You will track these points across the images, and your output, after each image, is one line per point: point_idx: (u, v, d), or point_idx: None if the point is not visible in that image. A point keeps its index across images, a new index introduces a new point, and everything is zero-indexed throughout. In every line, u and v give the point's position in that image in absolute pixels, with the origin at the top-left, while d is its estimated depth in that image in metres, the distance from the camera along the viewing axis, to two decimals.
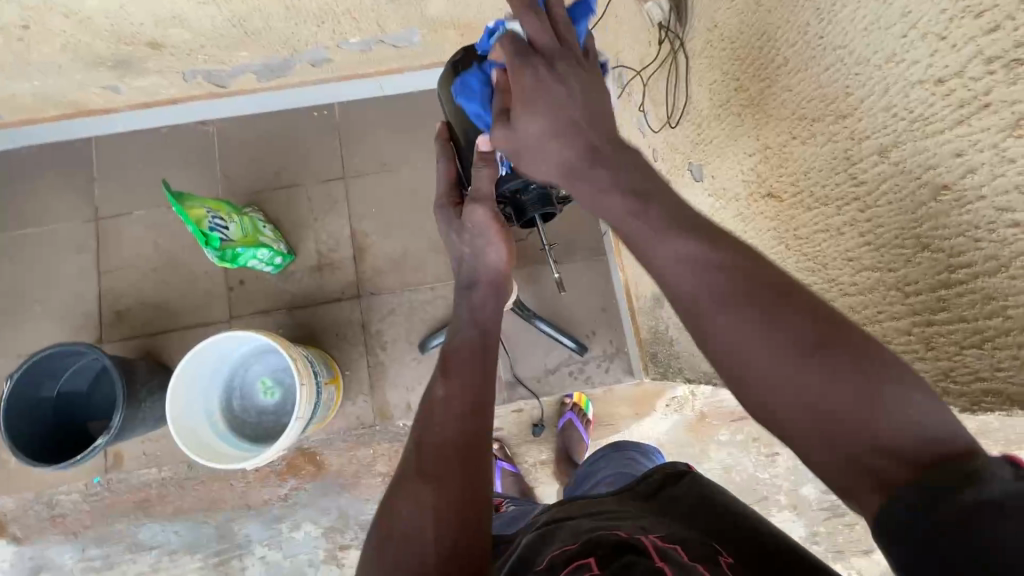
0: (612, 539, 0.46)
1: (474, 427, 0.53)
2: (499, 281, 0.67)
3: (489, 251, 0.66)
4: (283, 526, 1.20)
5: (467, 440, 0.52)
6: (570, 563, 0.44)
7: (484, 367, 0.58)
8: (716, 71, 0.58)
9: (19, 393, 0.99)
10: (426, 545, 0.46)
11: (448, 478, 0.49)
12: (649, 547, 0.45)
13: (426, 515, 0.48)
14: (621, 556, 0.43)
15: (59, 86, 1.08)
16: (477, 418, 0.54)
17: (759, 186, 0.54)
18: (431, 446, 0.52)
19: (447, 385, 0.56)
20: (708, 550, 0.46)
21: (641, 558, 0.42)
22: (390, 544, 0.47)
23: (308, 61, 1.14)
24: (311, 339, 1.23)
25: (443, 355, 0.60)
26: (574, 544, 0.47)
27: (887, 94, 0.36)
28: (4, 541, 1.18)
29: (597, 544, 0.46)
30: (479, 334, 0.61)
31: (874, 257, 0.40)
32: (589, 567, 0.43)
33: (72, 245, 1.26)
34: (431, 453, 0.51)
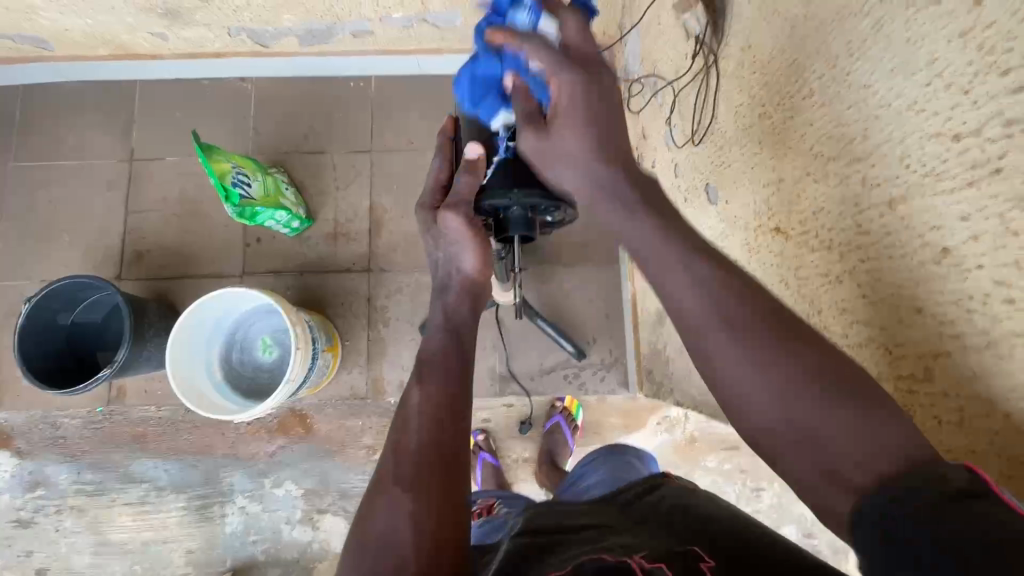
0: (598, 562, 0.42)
1: (453, 434, 0.51)
2: (473, 286, 0.67)
3: (463, 260, 0.66)
4: (266, 481, 1.23)
5: (447, 450, 0.50)
6: None
7: (460, 369, 0.57)
8: (744, 94, 0.56)
9: (36, 316, 1.04)
10: (398, 551, 0.44)
11: (425, 485, 0.47)
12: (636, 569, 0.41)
13: (403, 519, 0.45)
14: None
15: (110, 27, 1.11)
16: (456, 425, 0.52)
17: (768, 219, 0.52)
18: (409, 455, 0.49)
19: (423, 392, 0.54)
20: (687, 559, 0.43)
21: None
22: (368, 552, 0.45)
23: (350, 31, 1.15)
24: (317, 304, 1.25)
25: (419, 362, 0.58)
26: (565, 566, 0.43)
27: (902, 143, 0.34)
28: (8, 453, 1.24)
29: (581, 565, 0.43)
30: (452, 337, 0.60)
31: (867, 311, 0.38)
32: None
33: (105, 181, 1.30)
34: (409, 462, 0.49)
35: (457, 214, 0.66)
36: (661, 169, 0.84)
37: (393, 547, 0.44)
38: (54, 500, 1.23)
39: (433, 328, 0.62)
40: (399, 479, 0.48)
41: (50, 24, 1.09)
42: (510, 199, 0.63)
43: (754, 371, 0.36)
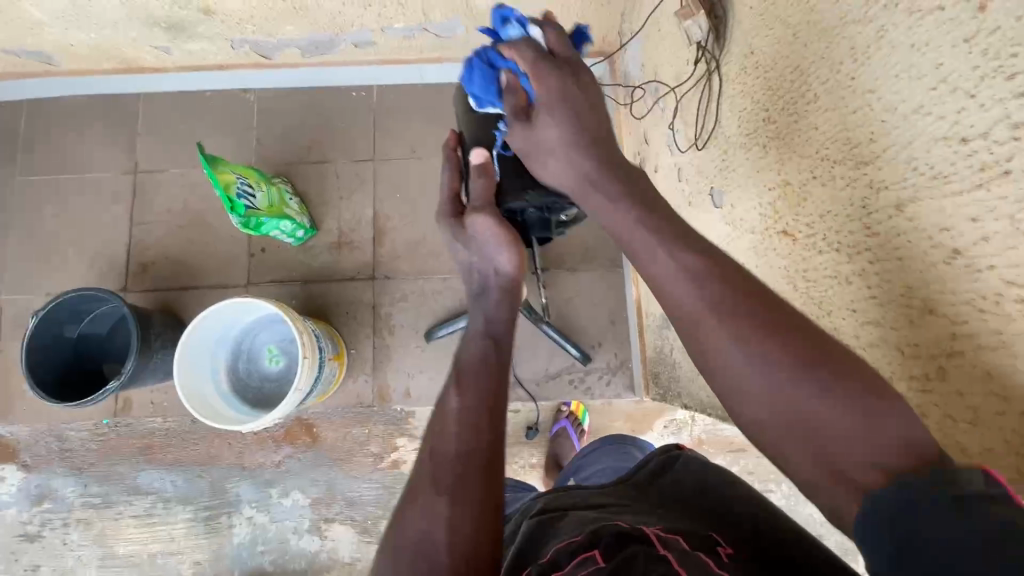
0: (613, 530, 0.47)
1: (490, 437, 0.52)
2: (511, 289, 0.66)
3: (499, 260, 0.66)
4: (273, 491, 1.23)
5: (482, 452, 0.50)
6: (575, 556, 0.46)
7: (500, 378, 0.57)
8: (747, 99, 0.56)
9: (42, 328, 1.04)
10: (433, 552, 0.45)
11: (464, 489, 0.48)
12: (651, 535, 0.46)
13: (441, 520, 0.46)
14: (625, 547, 0.44)
15: (115, 41, 1.12)
16: (494, 429, 0.52)
17: (775, 222, 0.53)
18: (444, 457, 0.50)
19: (461, 396, 0.55)
20: (708, 541, 0.46)
21: (645, 547, 0.43)
22: (404, 554, 0.45)
23: (352, 42, 1.16)
24: (322, 313, 1.26)
25: (457, 367, 0.58)
26: (578, 536, 0.49)
27: (909, 147, 0.34)
28: (14, 466, 1.24)
29: (596, 535, 0.47)
30: (490, 343, 0.61)
31: (878, 312, 0.39)
32: (595, 560, 0.44)
33: (109, 194, 1.31)
34: (446, 465, 0.50)
35: (486, 214, 0.65)
36: (664, 173, 0.85)
37: (430, 547, 0.45)
38: (60, 514, 1.23)
39: (472, 336, 0.62)
40: (436, 481, 0.49)
41: (55, 39, 1.10)
42: (524, 200, 0.67)
43: (764, 389, 0.39)
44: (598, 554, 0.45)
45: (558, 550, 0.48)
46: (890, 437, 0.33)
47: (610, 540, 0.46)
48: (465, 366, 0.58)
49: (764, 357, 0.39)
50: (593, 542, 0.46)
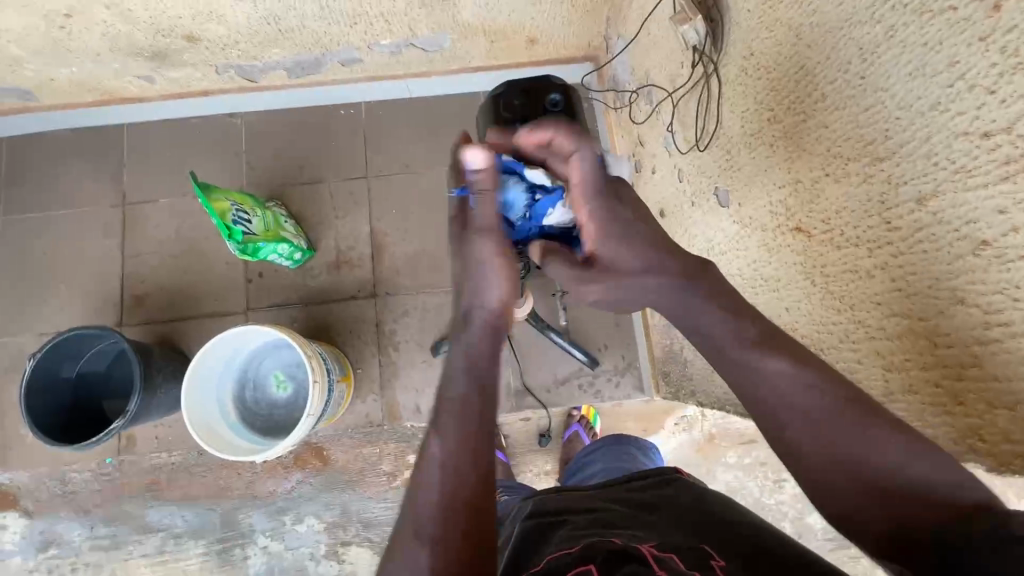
0: (608, 547, 0.50)
1: (479, 477, 0.46)
2: (499, 326, 0.58)
3: (490, 292, 0.59)
4: (287, 518, 1.21)
5: (467, 492, 0.46)
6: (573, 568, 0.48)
7: (481, 426, 0.50)
8: (749, 99, 0.57)
9: (41, 372, 1.01)
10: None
11: (446, 539, 0.43)
12: (647, 555, 0.48)
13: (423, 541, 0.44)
14: (623, 565, 0.46)
15: (96, 73, 1.10)
16: (484, 473, 0.47)
17: (787, 219, 0.54)
18: (428, 504, 0.45)
19: (444, 440, 0.48)
20: (700, 556, 0.48)
21: (642, 567, 0.45)
22: None
23: (338, 60, 1.16)
24: (325, 334, 1.24)
25: (438, 401, 0.52)
26: (572, 548, 0.52)
27: (928, 142, 0.35)
28: (16, 513, 1.20)
29: (594, 551, 0.50)
30: (478, 391, 0.52)
31: (903, 304, 0.39)
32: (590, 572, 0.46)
33: (98, 228, 1.28)
34: (430, 511, 0.45)
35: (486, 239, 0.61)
36: (663, 175, 0.86)
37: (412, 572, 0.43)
38: (68, 558, 1.19)
39: (452, 373, 0.53)
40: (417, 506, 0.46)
41: (35, 74, 1.08)
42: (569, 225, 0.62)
43: (808, 433, 0.41)
44: (595, 569, 0.47)
45: (553, 560, 0.51)
46: (932, 481, 0.36)
47: (607, 557, 0.48)
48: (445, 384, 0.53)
49: (805, 395, 0.42)
50: (589, 558, 0.49)
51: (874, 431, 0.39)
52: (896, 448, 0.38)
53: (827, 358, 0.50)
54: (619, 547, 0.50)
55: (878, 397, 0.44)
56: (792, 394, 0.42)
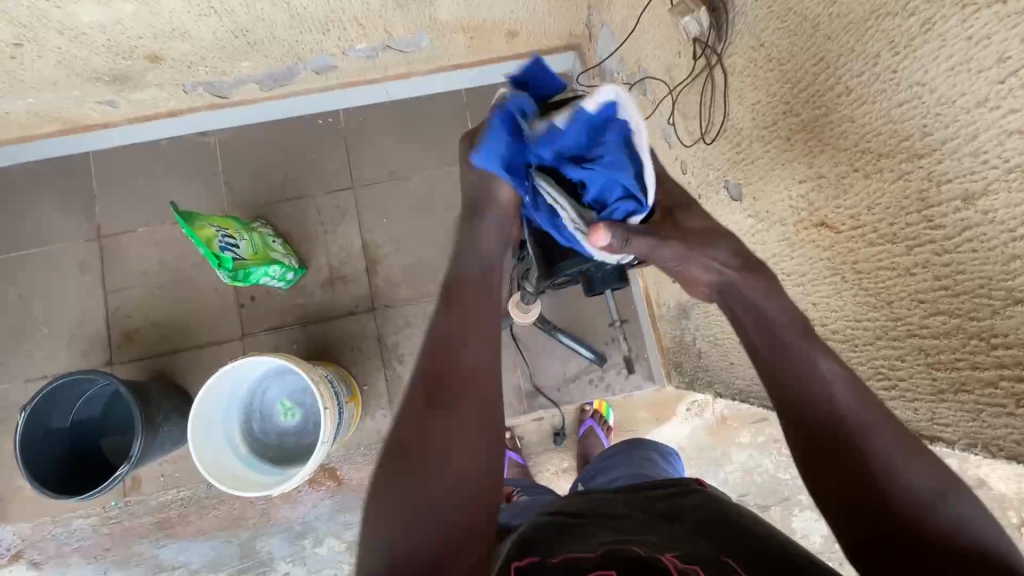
0: (631, 555, 0.48)
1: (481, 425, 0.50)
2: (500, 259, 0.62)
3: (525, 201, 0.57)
4: (306, 542, 1.19)
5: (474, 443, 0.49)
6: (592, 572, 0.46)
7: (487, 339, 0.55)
8: (760, 91, 0.56)
9: (33, 423, 0.97)
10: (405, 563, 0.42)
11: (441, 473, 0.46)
12: (671, 568, 0.46)
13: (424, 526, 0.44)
14: None
15: (55, 102, 1.04)
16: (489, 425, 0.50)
17: (809, 214, 0.52)
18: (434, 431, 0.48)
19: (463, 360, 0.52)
20: (721, 568, 0.48)
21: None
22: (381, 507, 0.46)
23: (313, 69, 1.10)
24: (327, 353, 1.21)
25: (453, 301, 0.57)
26: (591, 552, 0.50)
27: (976, 140, 0.34)
28: (23, 567, 1.16)
29: (615, 558, 0.48)
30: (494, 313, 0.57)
31: (951, 303, 0.39)
32: None
33: (75, 265, 1.22)
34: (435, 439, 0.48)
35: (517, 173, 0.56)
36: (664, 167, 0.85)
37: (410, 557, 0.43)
38: None
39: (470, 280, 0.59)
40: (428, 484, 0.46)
41: None
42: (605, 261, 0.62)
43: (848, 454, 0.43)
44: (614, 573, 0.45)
45: (570, 558, 0.49)
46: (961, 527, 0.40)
47: (628, 564, 0.47)
48: (469, 362, 0.53)
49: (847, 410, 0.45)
50: (609, 563, 0.47)
51: (906, 457, 0.43)
52: (926, 478, 0.42)
53: (864, 356, 0.49)
54: (638, 555, 0.48)
55: (926, 395, 0.43)
56: (843, 404, 0.45)
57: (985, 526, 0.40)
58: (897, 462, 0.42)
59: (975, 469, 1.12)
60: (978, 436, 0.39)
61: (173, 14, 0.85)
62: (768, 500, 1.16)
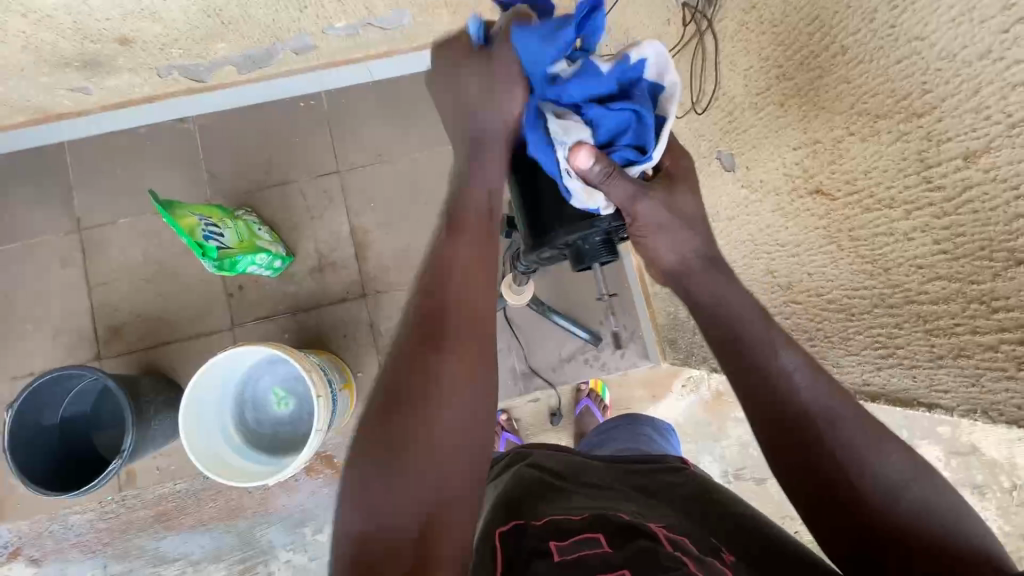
0: (620, 522, 0.51)
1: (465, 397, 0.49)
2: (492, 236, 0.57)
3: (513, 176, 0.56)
4: (306, 529, 1.19)
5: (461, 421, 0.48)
6: (579, 534, 0.49)
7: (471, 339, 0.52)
8: (752, 56, 0.54)
9: (21, 421, 0.95)
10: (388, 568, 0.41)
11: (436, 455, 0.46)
12: (659, 534, 0.49)
13: (418, 522, 0.43)
14: (635, 541, 0.47)
15: (25, 90, 1.00)
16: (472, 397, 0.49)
17: (804, 182, 0.51)
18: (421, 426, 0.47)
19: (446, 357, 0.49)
20: (710, 549, 0.50)
21: (654, 544, 0.47)
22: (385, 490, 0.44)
23: (292, 49, 1.07)
24: (319, 341, 1.20)
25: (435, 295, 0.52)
26: (578, 516, 0.52)
27: (977, 95, 0.33)
28: (22, 563, 1.16)
29: (601, 523, 0.51)
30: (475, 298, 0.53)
31: (950, 267, 0.38)
32: (601, 545, 0.47)
33: (56, 259, 1.19)
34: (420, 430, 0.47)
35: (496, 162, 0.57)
36: None
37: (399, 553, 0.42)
38: None
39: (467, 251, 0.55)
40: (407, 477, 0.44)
41: None
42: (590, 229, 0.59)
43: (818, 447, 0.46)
44: (605, 540, 0.48)
45: (553, 521, 0.52)
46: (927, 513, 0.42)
47: (615, 530, 0.49)
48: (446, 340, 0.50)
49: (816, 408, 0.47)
50: (595, 528, 0.50)
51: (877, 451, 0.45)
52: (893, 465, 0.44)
53: (862, 324, 0.48)
54: (626, 523, 0.51)
55: (925, 362, 0.42)
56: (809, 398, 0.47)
57: (954, 506, 0.42)
58: (865, 452, 0.45)
59: (968, 435, 1.13)
60: (977, 403, 0.38)
61: None
62: (764, 473, 1.17)
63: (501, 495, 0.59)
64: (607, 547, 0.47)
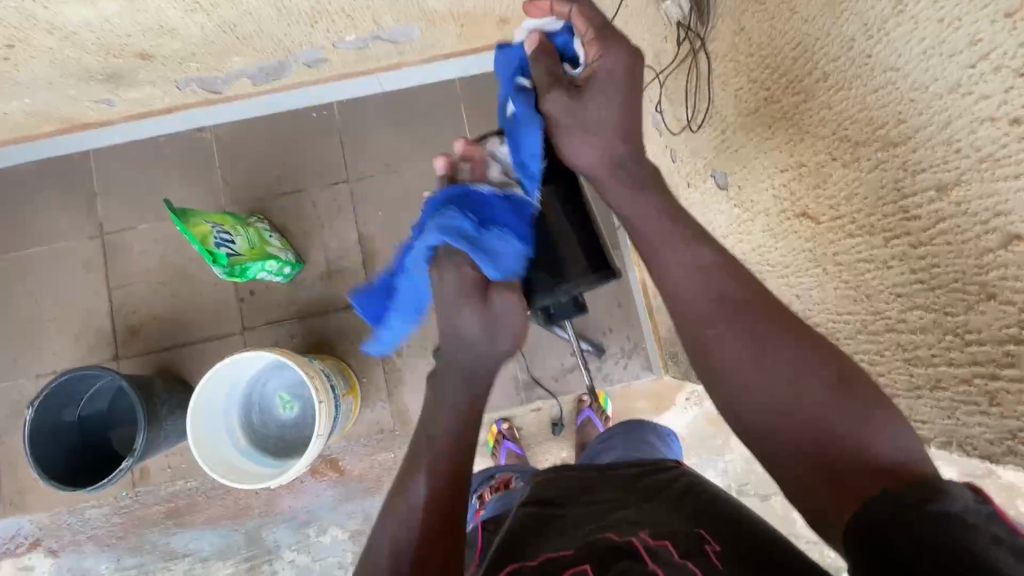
0: (605, 544, 0.51)
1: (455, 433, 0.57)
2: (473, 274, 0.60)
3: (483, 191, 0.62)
4: (311, 530, 1.22)
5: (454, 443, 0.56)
6: (569, 568, 0.48)
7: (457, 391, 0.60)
8: (742, 78, 0.54)
9: (42, 419, 0.99)
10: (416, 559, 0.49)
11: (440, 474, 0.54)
12: (640, 550, 0.49)
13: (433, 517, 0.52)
14: (615, 564, 0.47)
15: (52, 102, 1.05)
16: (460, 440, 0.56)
17: (791, 204, 0.51)
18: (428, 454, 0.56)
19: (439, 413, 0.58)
20: (694, 541, 0.50)
21: (635, 564, 0.47)
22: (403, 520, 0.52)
23: (304, 62, 1.09)
24: (326, 346, 1.22)
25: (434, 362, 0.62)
26: (571, 549, 0.52)
27: (948, 128, 0.33)
28: (41, 554, 1.21)
29: (590, 548, 0.51)
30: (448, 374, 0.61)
31: (926, 297, 0.37)
32: (587, 574, 0.47)
33: (79, 262, 1.25)
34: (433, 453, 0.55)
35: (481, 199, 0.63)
36: (655, 155, 0.83)
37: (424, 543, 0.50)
38: None
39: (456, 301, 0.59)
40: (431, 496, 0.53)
41: None
42: (559, 293, 0.66)
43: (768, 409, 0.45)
44: (591, 570, 0.47)
45: (547, 557, 0.51)
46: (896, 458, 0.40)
47: (603, 553, 0.49)
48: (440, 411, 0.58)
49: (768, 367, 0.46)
50: (585, 556, 0.50)
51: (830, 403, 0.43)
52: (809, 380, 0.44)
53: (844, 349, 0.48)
54: (614, 543, 0.51)
55: (903, 390, 0.42)
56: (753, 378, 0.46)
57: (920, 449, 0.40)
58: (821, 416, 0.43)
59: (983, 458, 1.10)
60: (954, 434, 0.38)
61: (160, 12, 0.85)
62: (767, 489, 1.16)
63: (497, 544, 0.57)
64: None
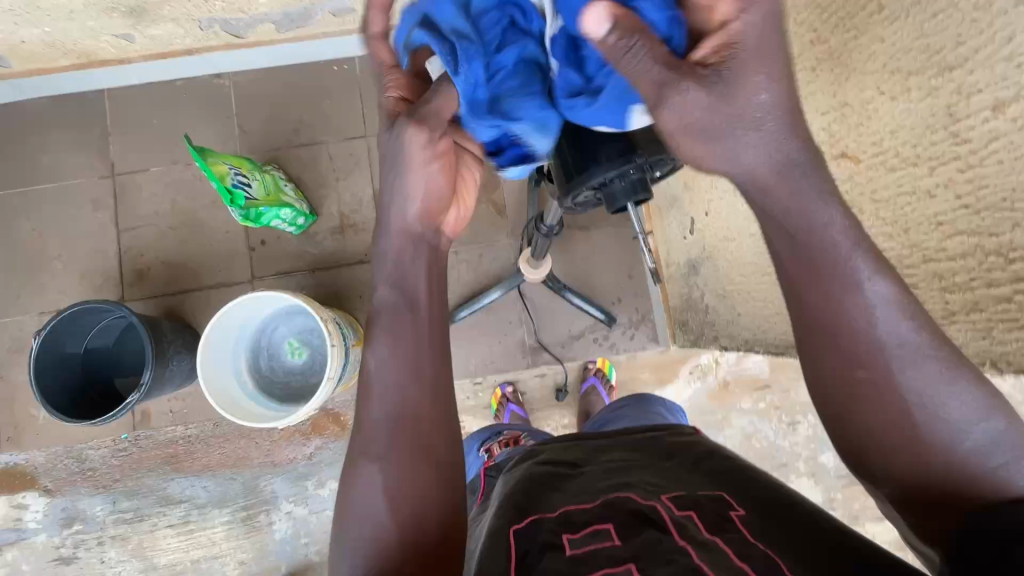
0: (629, 506, 0.50)
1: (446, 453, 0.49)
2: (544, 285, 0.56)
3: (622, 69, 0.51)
4: (309, 483, 1.22)
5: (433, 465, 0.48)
6: (588, 525, 0.48)
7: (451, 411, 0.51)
8: (787, 22, 0.58)
9: (47, 349, 0.98)
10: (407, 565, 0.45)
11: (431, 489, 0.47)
12: (666, 518, 0.48)
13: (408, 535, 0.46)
14: (643, 530, 0.47)
15: (71, 33, 1.03)
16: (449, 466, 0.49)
17: (830, 145, 0.55)
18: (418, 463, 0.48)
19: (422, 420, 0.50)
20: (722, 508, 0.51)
21: (663, 534, 0.46)
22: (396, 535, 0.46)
23: (330, 11, 1.08)
24: (335, 301, 1.22)
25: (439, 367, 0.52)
26: (592, 502, 0.52)
27: (1011, 44, 0.37)
28: (36, 492, 1.20)
29: (613, 509, 0.50)
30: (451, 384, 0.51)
31: (971, 221, 0.43)
32: (608, 534, 0.47)
33: (89, 201, 1.23)
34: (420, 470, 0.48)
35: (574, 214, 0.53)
36: None
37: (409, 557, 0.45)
38: (93, 533, 1.20)
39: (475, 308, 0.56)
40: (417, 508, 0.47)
41: (4, 37, 1.00)
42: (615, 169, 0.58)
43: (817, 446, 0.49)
44: (614, 530, 0.47)
45: (568, 510, 0.51)
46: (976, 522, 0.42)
47: (625, 518, 0.49)
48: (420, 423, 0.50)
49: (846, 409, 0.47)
50: (608, 515, 0.49)
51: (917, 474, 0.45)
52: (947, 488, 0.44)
53: None
54: (638, 507, 0.50)
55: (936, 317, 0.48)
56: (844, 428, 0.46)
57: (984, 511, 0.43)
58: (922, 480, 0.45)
59: None
60: (988, 353, 0.44)
61: None
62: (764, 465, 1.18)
63: (510, 494, 0.57)
64: (615, 539, 0.46)
